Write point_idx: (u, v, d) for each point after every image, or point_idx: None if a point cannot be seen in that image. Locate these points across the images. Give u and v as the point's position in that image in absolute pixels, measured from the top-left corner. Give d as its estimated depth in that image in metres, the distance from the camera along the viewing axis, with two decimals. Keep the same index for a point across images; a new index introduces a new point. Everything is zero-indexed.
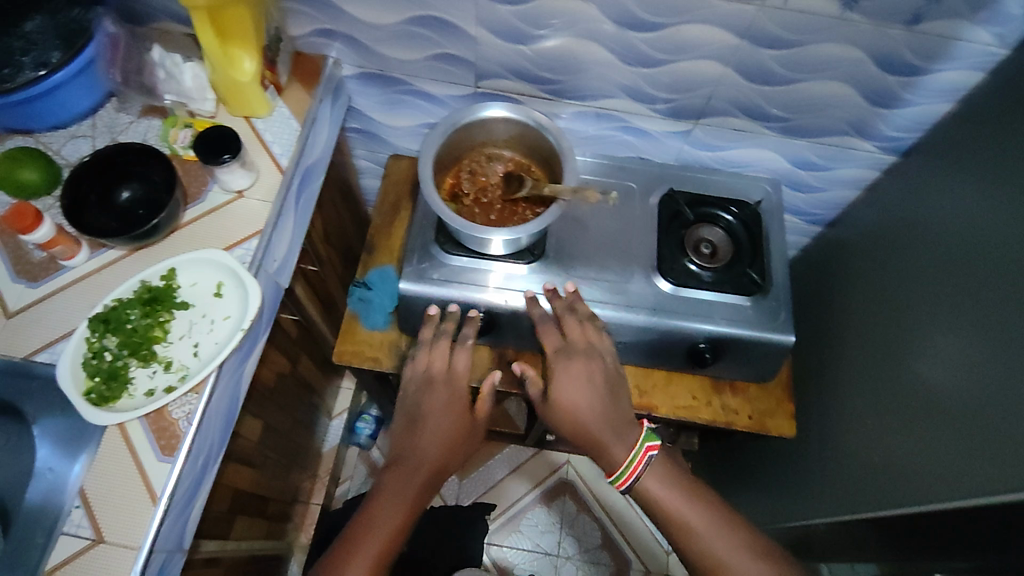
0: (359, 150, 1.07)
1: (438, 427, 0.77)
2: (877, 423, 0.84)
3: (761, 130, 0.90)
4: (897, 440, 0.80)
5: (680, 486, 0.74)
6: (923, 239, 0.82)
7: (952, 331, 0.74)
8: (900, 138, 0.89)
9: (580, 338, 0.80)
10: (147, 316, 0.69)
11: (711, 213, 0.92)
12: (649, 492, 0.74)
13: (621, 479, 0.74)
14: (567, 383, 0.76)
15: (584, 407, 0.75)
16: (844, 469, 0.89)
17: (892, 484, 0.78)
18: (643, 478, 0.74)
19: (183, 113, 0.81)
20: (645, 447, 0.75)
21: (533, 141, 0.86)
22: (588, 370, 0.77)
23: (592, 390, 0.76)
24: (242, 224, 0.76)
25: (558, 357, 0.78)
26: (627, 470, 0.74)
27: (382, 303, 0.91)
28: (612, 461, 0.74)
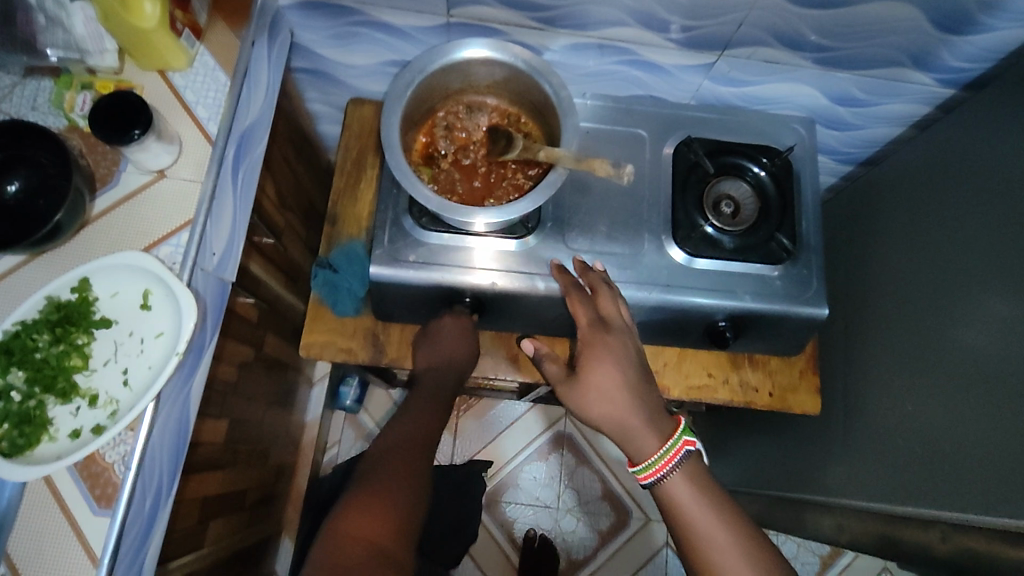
0: (312, 93, 0.89)
1: (448, 373, 0.76)
2: (899, 391, 0.76)
3: (797, 62, 0.74)
4: (922, 416, 0.72)
5: (712, 495, 0.61)
6: (982, 193, 0.69)
7: (1007, 302, 0.63)
8: (964, 67, 0.73)
9: (617, 314, 0.68)
10: (60, 341, 0.57)
11: (736, 164, 0.77)
12: (675, 493, 0.61)
13: (648, 470, 0.62)
14: (602, 362, 0.65)
15: (618, 391, 0.64)
16: (857, 440, 0.83)
17: (919, 464, 0.71)
18: (673, 475, 0.62)
19: (80, 71, 0.64)
20: (682, 440, 0.63)
21: (522, 86, 0.70)
22: (624, 349, 0.66)
23: (628, 377, 0.64)
24: (168, 212, 0.62)
25: (594, 334, 0.66)
26: (659, 461, 0.62)
27: (349, 286, 0.79)
28: (640, 455, 0.63)
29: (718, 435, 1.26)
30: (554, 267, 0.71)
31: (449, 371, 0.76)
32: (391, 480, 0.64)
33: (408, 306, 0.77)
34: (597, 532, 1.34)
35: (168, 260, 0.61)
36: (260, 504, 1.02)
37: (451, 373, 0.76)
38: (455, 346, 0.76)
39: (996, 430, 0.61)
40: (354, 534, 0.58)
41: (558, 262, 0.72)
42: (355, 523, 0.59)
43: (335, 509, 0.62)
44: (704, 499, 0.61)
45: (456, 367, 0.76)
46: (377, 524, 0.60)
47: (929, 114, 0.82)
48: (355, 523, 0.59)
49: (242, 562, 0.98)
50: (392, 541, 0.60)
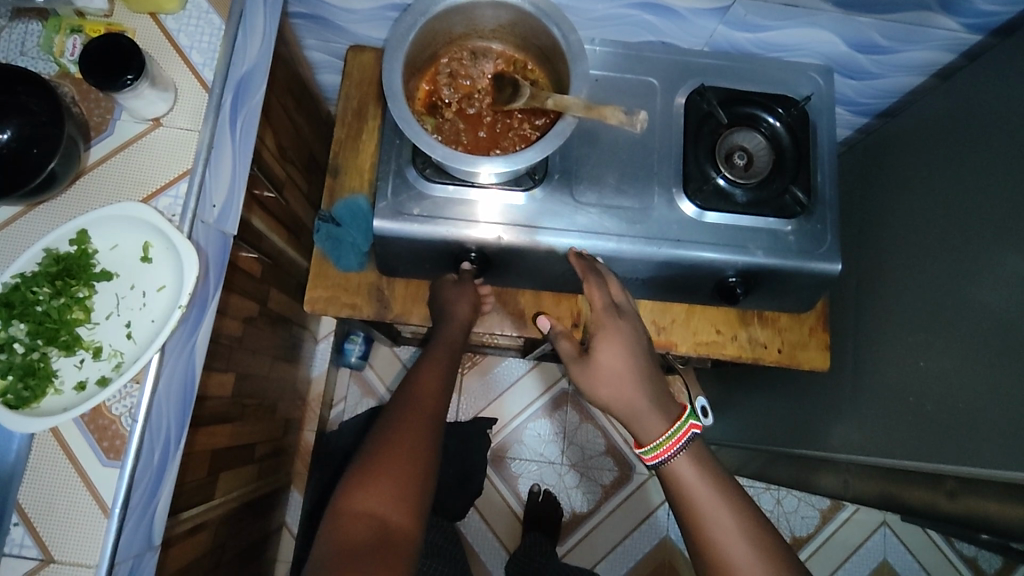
0: (310, 40, 0.85)
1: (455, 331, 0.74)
2: (909, 350, 0.75)
3: (817, 5, 0.70)
4: (934, 373, 0.71)
5: (717, 477, 0.61)
6: (1004, 147, 0.67)
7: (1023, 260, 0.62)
8: (994, 12, 0.69)
9: (625, 299, 0.70)
10: (61, 294, 0.56)
11: (752, 115, 0.75)
12: (679, 476, 0.61)
13: (655, 451, 0.62)
14: (611, 344, 0.66)
15: (627, 373, 0.65)
16: (866, 397, 0.82)
17: (925, 423, 0.70)
18: (678, 458, 0.61)
19: (70, 14, 0.61)
20: (689, 423, 0.62)
21: (528, 31, 0.66)
22: (635, 334, 0.67)
23: (638, 361, 0.66)
24: (166, 162, 0.60)
25: (606, 316, 0.67)
26: (666, 443, 0.62)
27: (354, 242, 0.78)
28: (647, 437, 0.63)
29: (722, 394, 1.27)
30: (572, 253, 0.71)
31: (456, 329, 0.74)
32: (404, 445, 0.62)
33: (413, 260, 0.76)
34: (601, 486, 1.36)
35: (167, 212, 0.59)
36: (268, 457, 1.03)
37: (461, 332, 0.74)
38: (461, 306, 0.75)
39: (1007, 389, 0.61)
40: (362, 510, 0.58)
41: (575, 250, 0.71)
42: (362, 499, 0.58)
43: (344, 475, 0.61)
44: (708, 480, 0.60)
45: (466, 326, 0.75)
46: (387, 499, 0.58)
47: (954, 62, 0.79)
48: (362, 497, 0.58)
49: (253, 513, 1.00)
50: (400, 511, 0.58)
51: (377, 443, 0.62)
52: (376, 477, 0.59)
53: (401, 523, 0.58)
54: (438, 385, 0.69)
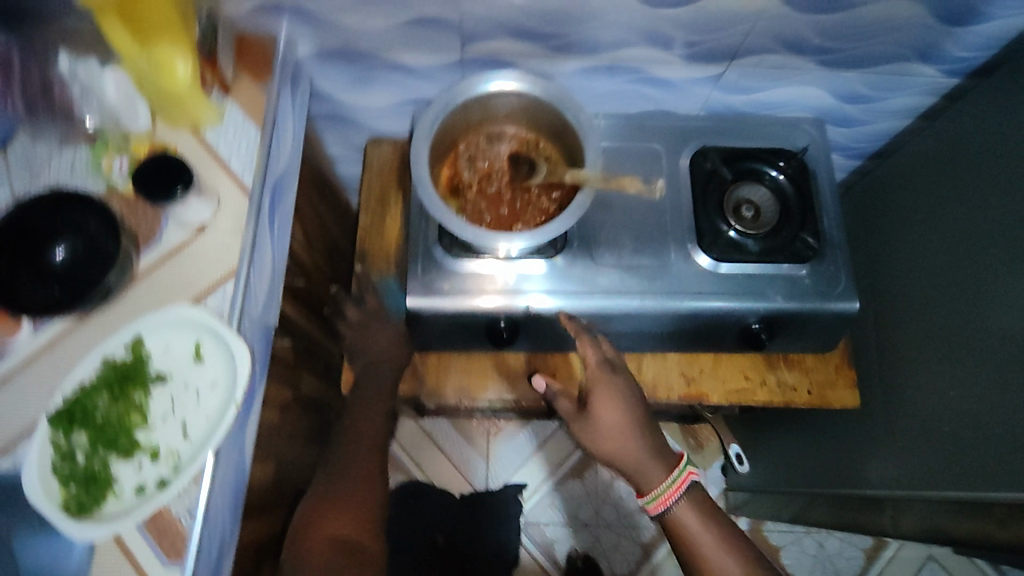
0: (331, 136, 0.91)
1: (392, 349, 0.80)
2: (939, 379, 0.76)
3: (803, 66, 0.76)
4: (964, 399, 0.72)
5: (715, 517, 0.69)
6: (1000, 176, 0.71)
7: None
8: (968, 58, 0.75)
9: (615, 353, 0.73)
10: (119, 400, 0.58)
11: (754, 169, 0.79)
12: (681, 522, 0.68)
13: (659, 499, 0.68)
14: (609, 400, 0.70)
15: (626, 429, 0.69)
16: (900, 430, 0.82)
17: (959, 445, 0.71)
18: (681, 505, 0.68)
19: (115, 134, 0.65)
20: (687, 471, 0.70)
21: (541, 113, 0.72)
22: (630, 388, 0.71)
23: (634, 411, 0.70)
24: (211, 264, 0.63)
25: (602, 374, 0.70)
26: (668, 490, 0.69)
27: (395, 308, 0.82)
28: (650, 486, 0.69)
29: (751, 440, 1.26)
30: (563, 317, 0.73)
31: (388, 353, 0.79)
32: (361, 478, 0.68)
33: (444, 334, 0.78)
34: (641, 545, 1.33)
35: (216, 312, 0.62)
36: None
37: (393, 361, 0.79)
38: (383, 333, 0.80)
39: None
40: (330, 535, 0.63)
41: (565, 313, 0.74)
42: (330, 525, 0.64)
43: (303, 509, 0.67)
44: (707, 524, 0.68)
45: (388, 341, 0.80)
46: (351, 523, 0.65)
47: (936, 104, 0.84)
48: (327, 525, 0.64)
49: None
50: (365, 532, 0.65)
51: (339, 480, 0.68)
52: (340, 505, 0.65)
53: (362, 538, 0.64)
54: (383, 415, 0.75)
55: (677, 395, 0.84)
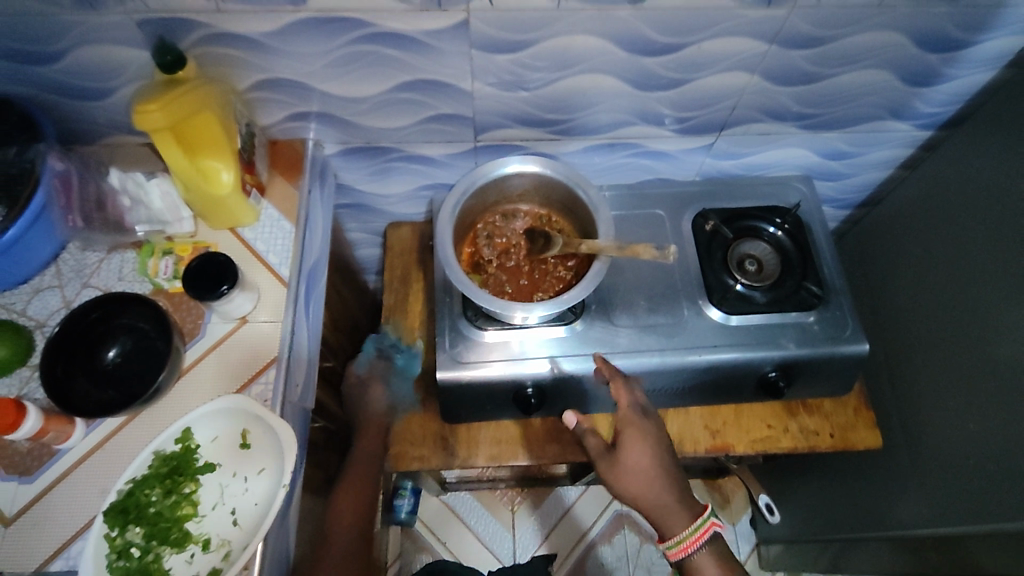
0: (351, 224, 0.97)
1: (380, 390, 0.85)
2: (957, 412, 0.79)
3: (787, 131, 0.83)
4: (985, 430, 0.74)
5: (735, 570, 0.70)
6: (987, 215, 0.76)
7: None
8: (936, 113, 0.82)
9: (648, 401, 0.74)
10: (171, 492, 0.60)
11: (753, 227, 0.85)
12: (701, 570, 0.70)
13: (682, 543, 0.69)
14: (637, 444, 0.70)
15: (653, 473, 0.69)
16: (926, 466, 0.84)
17: (987, 476, 0.73)
18: (701, 552, 0.70)
19: (161, 240, 0.71)
20: (710, 521, 0.70)
21: (552, 191, 0.77)
22: (660, 435, 0.71)
23: (661, 457, 0.70)
24: (253, 355, 0.67)
25: (633, 417, 0.71)
26: (689, 537, 0.69)
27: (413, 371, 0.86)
28: (671, 531, 0.70)
29: (778, 490, 1.26)
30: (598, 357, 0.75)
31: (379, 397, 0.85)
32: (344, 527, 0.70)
33: (473, 404, 0.80)
34: None
35: (259, 398, 0.65)
36: None
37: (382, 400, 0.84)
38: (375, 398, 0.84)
39: None
40: None
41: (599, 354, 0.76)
42: None
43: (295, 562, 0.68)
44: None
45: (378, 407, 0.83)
46: None
47: (913, 155, 0.90)
48: None
49: None
50: None
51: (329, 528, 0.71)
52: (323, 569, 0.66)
53: None
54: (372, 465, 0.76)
55: (703, 448, 0.85)
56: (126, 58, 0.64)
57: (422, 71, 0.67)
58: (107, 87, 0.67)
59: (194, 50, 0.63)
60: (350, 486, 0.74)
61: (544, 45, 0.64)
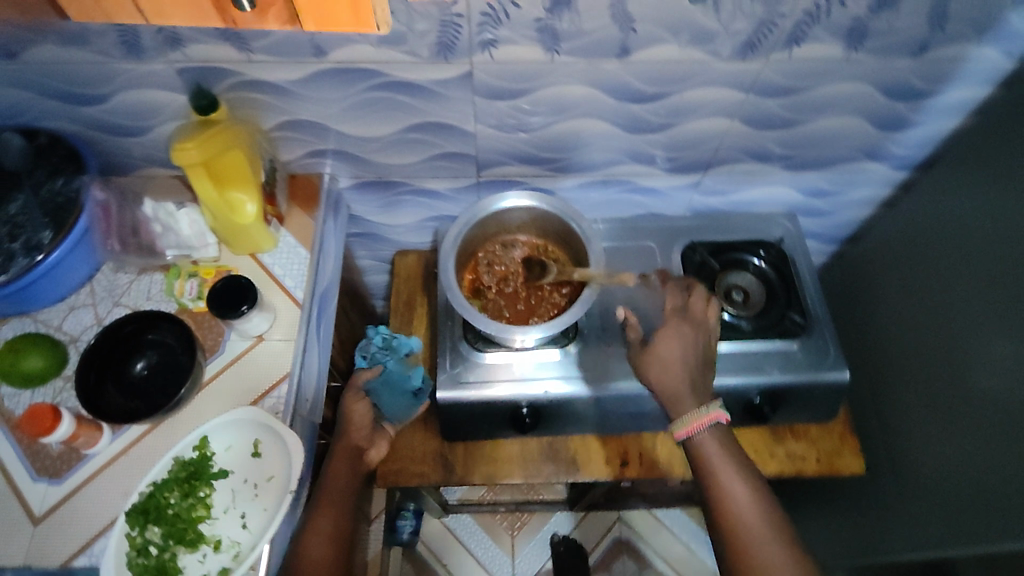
0: (362, 251, 1.03)
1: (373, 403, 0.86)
2: (938, 438, 0.82)
3: (770, 170, 0.88)
4: (963, 454, 0.77)
5: (739, 457, 0.63)
6: (953, 251, 0.80)
7: (1002, 335, 0.71)
8: (910, 156, 0.87)
9: (705, 312, 0.73)
10: (188, 495, 0.65)
11: (738, 259, 0.90)
12: (703, 453, 0.63)
13: (683, 426, 0.64)
14: (671, 338, 0.69)
15: (676, 365, 0.67)
16: (910, 490, 0.86)
17: (963, 501, 0.75)
18: (703, 434, 0.63)
19: (187, 263, 0.77)
20: (717, 409, 0.64)
21: (548, 223, 0.83)
22: (696, 337, 0.69)
23: (691, 354, 0.68)
24: (267, 371, 0.72)
25: (676, 316, 0.71)
26: (692, 420, 0.63)
27: (410, 387, 0.88)
28: (677, 414, 0.65)
29: None
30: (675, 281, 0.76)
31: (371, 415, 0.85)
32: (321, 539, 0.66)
33: (472, 422, 0.85)
34: None
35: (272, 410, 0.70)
36: None
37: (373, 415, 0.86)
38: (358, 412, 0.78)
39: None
40: None
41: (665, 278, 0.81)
42: None
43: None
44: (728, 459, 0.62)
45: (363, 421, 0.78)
46: None
47: (892, 195, 0.95)
48: None
49: None
50: None
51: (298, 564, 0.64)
52: None
53: None
54: (350, 475, 0.73)
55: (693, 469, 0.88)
56: (164, 100, 0.71)
57: (429, 114, 0.74)
58: (145, 126, 0.74)
59: (227, 94, 0.70)
60: (326, 504, 0.69)
61: (539, 92, 0.71)
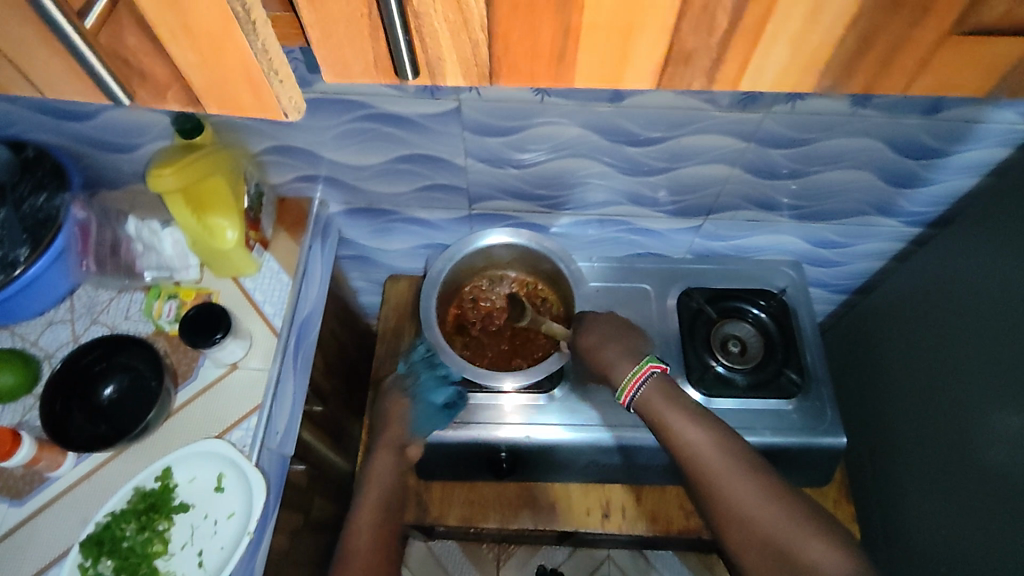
0: (354, 273, 1.02)
1: (402, 412, 0.77)
2: (943, 507, 0.77)
3: (774, 219, 0.85)
4: (967, 529, 0.72)
5: (686, 402, 0.66)
6: (963, 311, 0.75)
7: (1007, 406, 0.67)
8: (923, 213, 0.83)
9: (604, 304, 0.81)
10: (144, 528, 0.63)
11: (737, 308, 0.86)
12: (649, 405, 0.66)
13: (626, 389, 0.68)
14: (589, 327, 0.75)
15: (603, 346, 0.72)
16: (916, 561, 0.81)
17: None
18: (645, 390, 0.67)
19: (168, 284, 0.76)
20: (649, 363, 0.69)
21: (538, 262, 0.81)
22: (607, 317, 0.76)
23: (611, 333, 0.73)
24: (238, 401, 0.70)
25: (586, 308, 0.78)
26: (631, 379, 0.68)
27: (436, 403, 0.76)
28: (618, 380, 0.70)
29: None
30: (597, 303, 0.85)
31: (398, 426, 0.76)
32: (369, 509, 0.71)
33: (449, 461, 0.82)
34: None
35: (239, 443, 0.68)
36: None
37: (403, 427, 0.76)
38: (393, 417, 0.77)
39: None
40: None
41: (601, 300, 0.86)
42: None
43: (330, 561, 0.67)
44: (674, 402, 0.65)
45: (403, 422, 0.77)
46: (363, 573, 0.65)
47: (905, 249, 0.91)
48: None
49: None
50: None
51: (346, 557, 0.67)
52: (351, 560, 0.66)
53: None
54: (389, 473, 0.74)
55: (677, 529, 0.85)
56: (151, 121, 0.70)
57: (418, 147, 0.72)
58: (133, 144, 0.74)
59: (212, 118, 0.70)
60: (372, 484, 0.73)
61: (531, 131, 0.69)
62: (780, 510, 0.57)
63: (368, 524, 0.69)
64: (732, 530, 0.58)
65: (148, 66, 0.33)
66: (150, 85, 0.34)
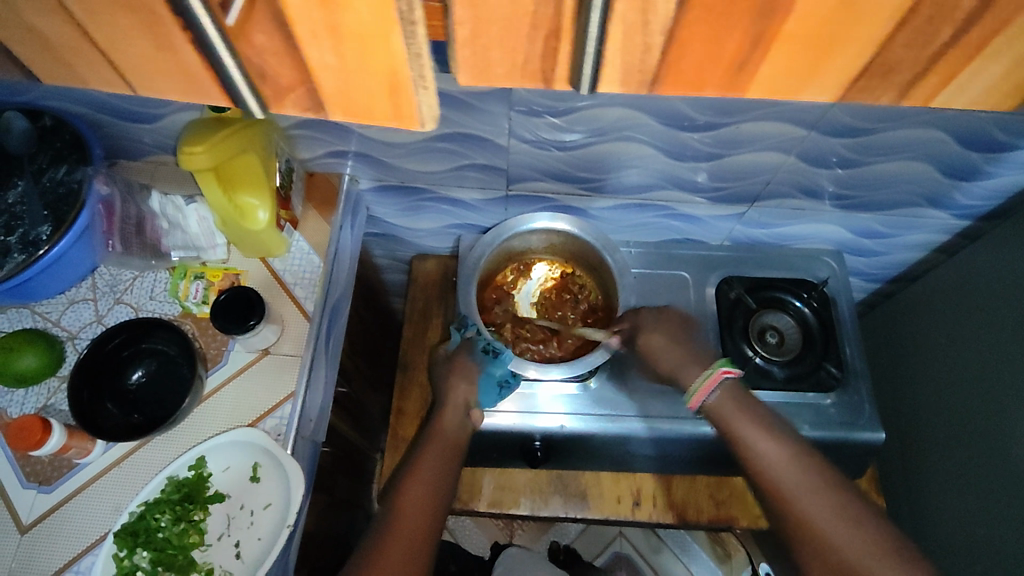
0: (378, 251, 0.98)
1: (467, 370, 0.72)
2: (975, 500, 0.76)
3: (820, 208, 0.82)
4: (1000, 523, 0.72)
5: (760, 414, 0.63)
6: (1010, 306, 0.74)
7: None
8: (975, 206, 0.80)
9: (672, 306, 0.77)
10: (180, 520, 0.61)
11: (778, 299, 0.84)
12: (721, 412, 0.64)
13: (694, 396, 0.66)
14: (654, 328, 0.72)
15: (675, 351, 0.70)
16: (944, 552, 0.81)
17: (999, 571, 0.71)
18: (718, 397, 0.65)
19: (194, 264, 0.73)
20: (720, 368, 0.66)
21: (577, 248, 0.78)
22: (668, 318, 0.73)
23: (681, 338, 0.71)
24: (271, 388, 0.68)
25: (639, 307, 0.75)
26: (701, 385, 0.66)
27: (494, 377, 0.72)
28: (687, 384, 0.68)
29: None
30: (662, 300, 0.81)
31: (465, 386, 0.71)
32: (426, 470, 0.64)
33: (482, 449, 0.80)
34: None
35: (273, 431, 0.66)
36: None
37: (468, 388, 0.71)
38: (455, 382, 0.72)
39: None
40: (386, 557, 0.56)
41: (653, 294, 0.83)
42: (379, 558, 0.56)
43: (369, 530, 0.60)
44: (748, 412, 0.63)
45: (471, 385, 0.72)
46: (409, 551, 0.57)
47: (949, 242, 0.88)
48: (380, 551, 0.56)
49: None
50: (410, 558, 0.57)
51: (395, 522, 0.59)
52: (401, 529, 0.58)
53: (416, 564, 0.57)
54: (451, 442, 0.67)
55: (707, 518, 0.85)
56: None
57: (460, 126, 0.69)
58: (157, 115, 0.70)
59: None
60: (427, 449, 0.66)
61: (581, 113, 0.65)
62: (856, 535, 0.54)
63: (419, 485, 0.62)
64: (803, 551, 0.55)
65: (270, 64, 0.30)
66: (276, 84, 0.31)
